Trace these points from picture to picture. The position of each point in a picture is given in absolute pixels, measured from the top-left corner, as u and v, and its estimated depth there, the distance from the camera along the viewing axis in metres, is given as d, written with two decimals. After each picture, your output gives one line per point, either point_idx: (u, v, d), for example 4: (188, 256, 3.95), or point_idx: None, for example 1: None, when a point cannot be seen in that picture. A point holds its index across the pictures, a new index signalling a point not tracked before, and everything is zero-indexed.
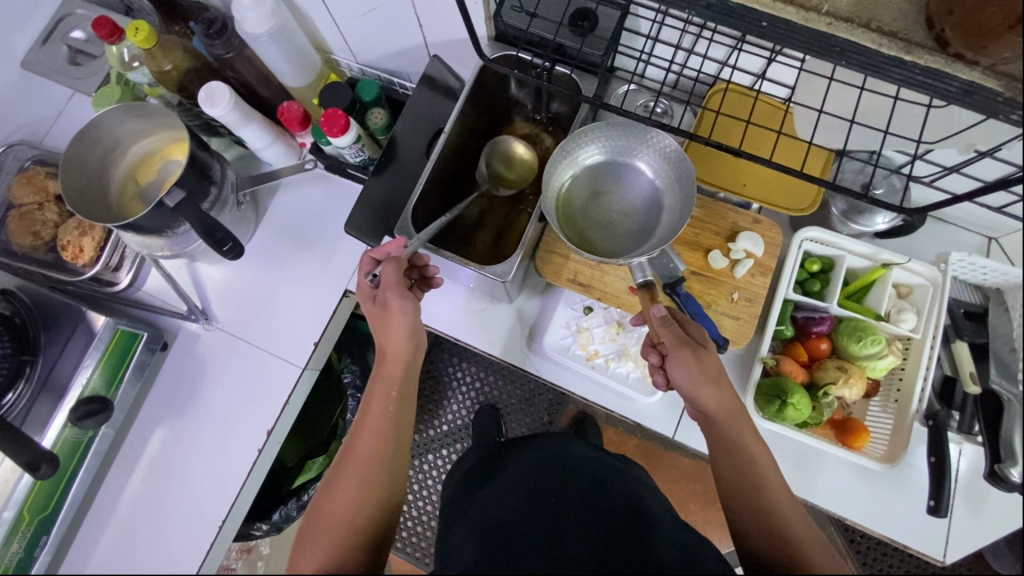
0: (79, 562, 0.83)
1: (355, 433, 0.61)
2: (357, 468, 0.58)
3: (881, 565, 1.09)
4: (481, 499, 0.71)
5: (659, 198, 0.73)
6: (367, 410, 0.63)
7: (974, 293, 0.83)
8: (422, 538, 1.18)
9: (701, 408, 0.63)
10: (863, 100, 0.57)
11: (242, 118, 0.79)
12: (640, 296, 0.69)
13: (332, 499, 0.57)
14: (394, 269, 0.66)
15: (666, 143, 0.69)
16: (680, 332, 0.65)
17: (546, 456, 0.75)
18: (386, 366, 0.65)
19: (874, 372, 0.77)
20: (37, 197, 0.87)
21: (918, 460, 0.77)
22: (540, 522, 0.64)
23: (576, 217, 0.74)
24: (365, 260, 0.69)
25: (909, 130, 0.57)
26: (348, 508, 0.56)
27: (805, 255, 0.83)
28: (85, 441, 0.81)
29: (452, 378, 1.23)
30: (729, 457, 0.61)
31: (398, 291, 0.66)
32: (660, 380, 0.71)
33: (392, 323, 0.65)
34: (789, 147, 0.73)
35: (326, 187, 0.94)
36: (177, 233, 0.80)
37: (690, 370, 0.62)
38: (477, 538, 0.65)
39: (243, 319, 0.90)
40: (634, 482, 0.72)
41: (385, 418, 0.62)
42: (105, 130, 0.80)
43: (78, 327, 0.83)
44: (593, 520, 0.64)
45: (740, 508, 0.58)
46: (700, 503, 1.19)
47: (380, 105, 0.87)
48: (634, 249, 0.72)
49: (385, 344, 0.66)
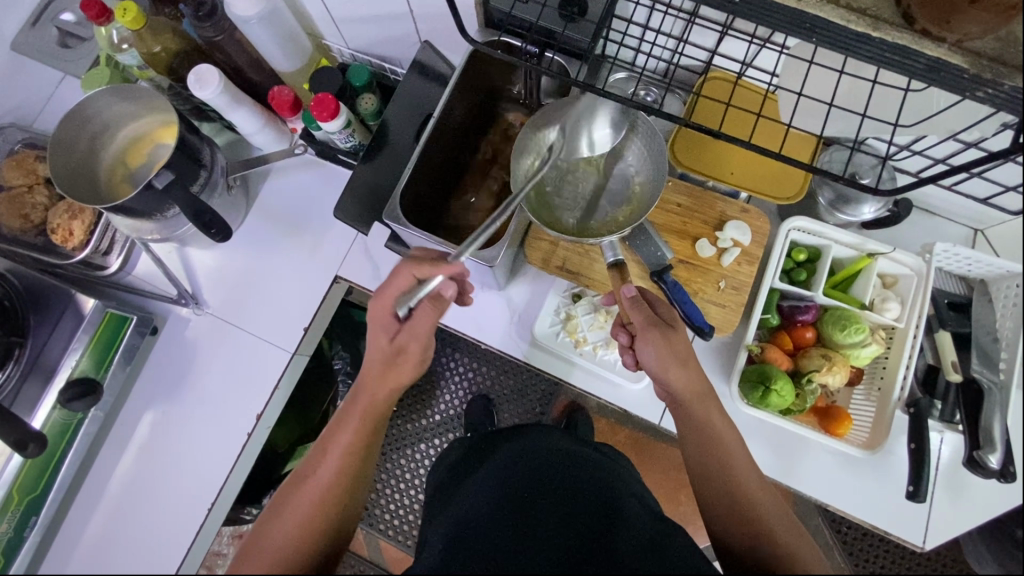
0: (69, 541, 0.83)
1: (316, 457, 0.60)
2: (311, 495, 0.57)
3: (867, 556, 1.11)
4: (462, 493, 0.71)
5: (631, 176, 0.75)
6: (335, 435, 0.61)
7: (958, 283, 0.84)
8: (410, 525, 1.20)
9: (669, 388, 0.64)
10: (842, 83, 0.58)
11: (232, 102, 0.79)
12: (611, 276, 0.71)
13: (275, 527, 0.56)
14: (433, 314, 0.62)
15: (642, 119, 0.71)
16: (650, 313, 0.66)
17: (523, 457, 0.73)
18: (369, 397, 0.62)
19: (857, 361, 0.78)
20: (27, 180, 0.87)
21: (899, 447, 0.78)
22: (508, 526, 0.64)
23: (546, 193, 0.75)
24: (404, 274, 0.62)
25: (887, 114, 0.57)
26: (291, 533, 0.55)
27: (791, 244, 0.83)
28: (75, 423, 0.81)
29: (444, 369, 1.24)
30: (697, 437, 0.63)
31: (425, 338, 0.62)
32: (629, 361, 0.73)
33: (400, 363, 0.62)
34: (772, 134, 0.74)
35: (317, 173, 0.94)
36: (166, 217, 0.80)
37: (658, 349, 0.64)
38: (452, 534, 0.65)
39: (233, 303, 0.91)
40: (613, 479, 0.70)
41: (353, 447, 0.60)
42: (94, 112, 0.80)
43: (67, 310, 0.83)
44: (557, 528, 0.62)
45: (710, 491, 0.60)
46: (689, 493, 1.20)
47: (371, 90, 0.86)
48: (608, 226, 0.74)
49: (377, 377, 0.62)
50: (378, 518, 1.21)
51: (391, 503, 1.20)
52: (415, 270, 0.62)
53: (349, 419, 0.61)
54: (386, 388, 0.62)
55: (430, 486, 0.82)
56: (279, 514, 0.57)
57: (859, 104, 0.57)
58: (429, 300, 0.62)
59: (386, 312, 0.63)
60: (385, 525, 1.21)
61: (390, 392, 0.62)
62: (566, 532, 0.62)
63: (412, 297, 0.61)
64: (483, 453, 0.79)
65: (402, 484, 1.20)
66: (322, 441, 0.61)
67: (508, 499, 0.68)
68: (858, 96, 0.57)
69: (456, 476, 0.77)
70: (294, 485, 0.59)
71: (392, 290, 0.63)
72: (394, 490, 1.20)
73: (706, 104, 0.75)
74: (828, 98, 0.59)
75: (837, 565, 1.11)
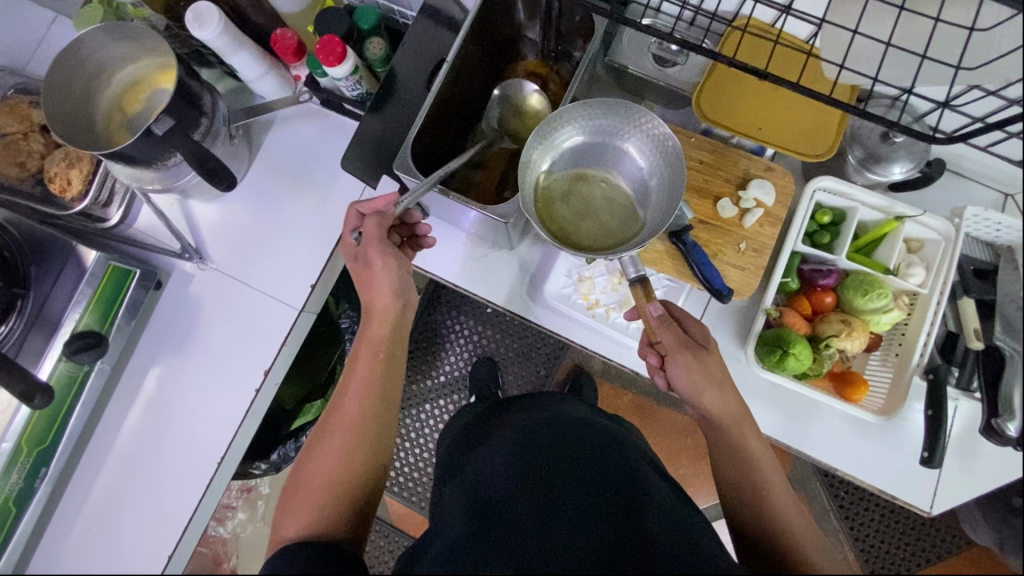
0: (80, 493, 0.84)
1: (340, 393, 0.64)
2: (346, 426, 0.61)
3: (862, 520, 1.12)
4: (475, 460, 0.68)
5: (646, 183, 0.71)
6: (352, 369, 0.65)
7: (985, 250, 0.81)
8: (419, 482, 1.21)
9: (703, 410, 0.65)
10: (903, 22, 0.56)
11: (232, 44, 0.75)
12: (634, 292, 0.69)
13: (318, 458, 0.60)
14: (378, 223, 0.65)
15: (654, 125, 0.67)
16: (680, 333, 0.67)
17: (541, 423, 0.72)
18: (371, 324, 0.67)
19: (877, 327, 0.77)
20: (21, 126, 0.83)
21: (914, 413, 0.77)
22: (535, 501, 0.60)
23: (557, 206, 0.73)
24: (352, 213, 0.68)
25: (950, 56, 0.55)
26: (333, 462, 0.59)
27: (816, 206, 0.80)
28: (80, 376, 0.80)
29: (449, 331, 1.23)
30: (731, 458, 0.62)
31: (381, 247, 0.66)
32: (660, 381, 0.71)
33: (375, 280, 0.67)
34: (818, 81, 0.69)
35: (322, 124, 0.90)
36: (168, 165, 0.77)
37: (688, 369, 0.65)
38: (469, 507, 0.60)
39: (238, 259, 0.88)
40: (630, 448, 0.68)
41: (373, 377, 0.64)
42: (88, 53, 0.76)
43: (69, 262, 0.80)
44: (583, 489, 0.60)
45: (727, 469, 0.62)
46: (691, 457, 1.21)
47: (378, 34, 0.82)
48: (622, 237, 0.71)
49: (370, 302, 0.68)
50: None
51: (396, 460, 1.21)
52: (359, 205, 0.68)
53: (362, 351, 0.66)
54: (384, 314, 0.67)
55: (440, 450, 0.82)
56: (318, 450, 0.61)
57: (918, 42, 0.56)
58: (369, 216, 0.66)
59: (347, 238, 0.69)
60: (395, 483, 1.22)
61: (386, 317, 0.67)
62: (593, 498, 0.59)
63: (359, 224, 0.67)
64: (496, 422, 0.77)
65: (408, 443, 1.21)
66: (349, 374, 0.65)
67: (529, 464, 0.64)
68: (918, 34, 0.56)
69: (467, 443, 0.76)
70: (328, 420, 0.63)
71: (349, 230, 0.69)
72: (400, 448, 1.21)
73: (746, 46, 0.71)
74: (885, 37, 0.57)
75: (832, 527, 1.13)
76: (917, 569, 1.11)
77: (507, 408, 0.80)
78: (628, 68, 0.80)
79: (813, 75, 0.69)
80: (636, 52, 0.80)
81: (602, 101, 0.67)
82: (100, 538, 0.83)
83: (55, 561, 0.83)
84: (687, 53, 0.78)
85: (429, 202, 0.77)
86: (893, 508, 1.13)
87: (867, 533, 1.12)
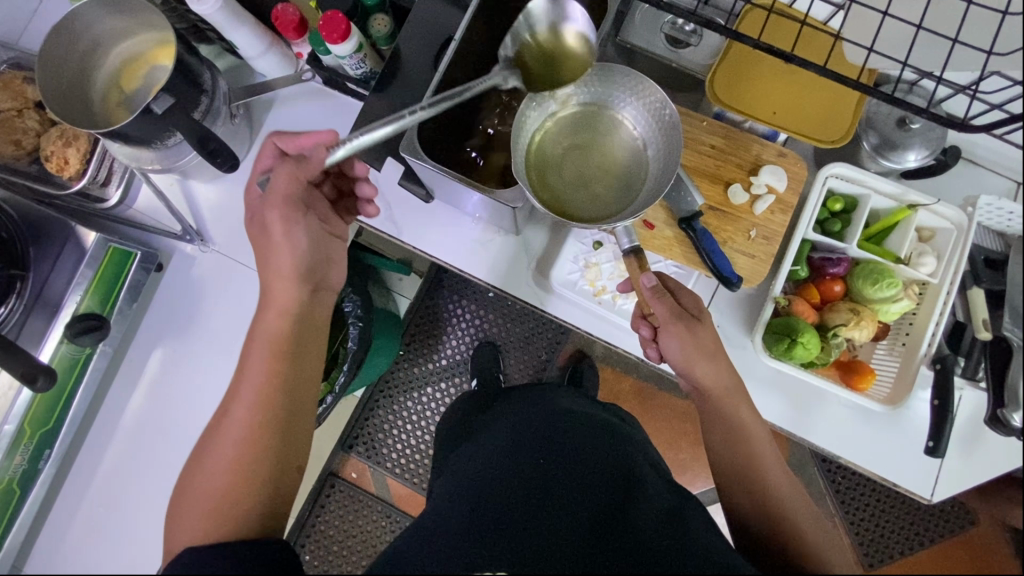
0: (85, 474, 0.84)
1: (230, 396, 0.56)
2: (231, 437, 0.53)
3: (858, 503, 1.13)
4: (471, 455, 0.68)
5: (641, 152, 0.71)
6: (243, 364, 0.57)
7: (996, 239, 0.81)
8: (419, 464, 1.21)
9: (697, 383, 0.64)
10: (937, 3, 0.54)
11: (232, 19, 0.73)
12: (627, 263, 0.68)
13: (205, 470, 0.52)
14: (290, 177, 0.59)
15: (650, 91, 0.66)
16: (673, 304, 0.66)
17: (533, 419, 0.70)
18: (265, 320, 0.59)
19: (885, 316, 0.76)
20: (16, 103, 0.80)
21: (920, 401, 0.78)
22: (523, 492, 0.60)
23: (550, 176, 0.71)
24: (268, 147, 0.63)
25: (982, 42, 0.53)
26: (218, 478, 0.52)
27: (827, 193, 0.79)
28: (83, 358, 0.79)
29: (449, 315, 1.22)
30: (725, 436, 0.62)
31: (281, 207, 0.59)
32: (652, 353, 0.71)
33: (274, 251, 0.60)
34: (842, 64, 0.67)
35: (325, 104, 0.87)
36: (167, 145, 0.75)
37: (682, 341, 0.64)
38: (463, 500, 0.60)
39: (240, 240, 0.87)
40: (630, 447, 0.66)
41: (265, 377, 0.56)
42: (83, 27, 0.74)
43: (67, 243, 0.79)
44: (573, 496, 0.59)
45: (727, 464, 0.61)
46: (691, 440, 1.21)
47: (383, 11, 0.80)
48: (617, 207, 0.70)
49: (269, 277, 0.60)
50: (384, 456, 1.22)
51: (397, 444, 1.22)
52: (277, 140, 0.62)
53: (254, 352, 0.57)
54: (280, 307, 0.59)
55: (442, 438, 0.83)
56: (205, 457, 0.53)
57: (951, 27, 0.54)
58: (282, 165, 0.60)
59: (253, 189, 0.62)
60: (395, 465, 1.22)
61: (284, 309, 0.59)
62: (585, 506, 0.57)
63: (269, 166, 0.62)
64: (487, 415, 0.77)
65: (407, 426, 1.22)
66: (241, 370, 0.57)
67: (523, 459, 0.64)
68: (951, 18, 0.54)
69: (465, 435, 0.76)
70: (213, 430, 0.55)
71: (261, 168, 0.63)
72: (400, 432, 1.21)
73: (771, 30, 0.70)
74: (916, 20, 0.55)
75: (828, 511, 1.13)
76: (910, 551, 1.13)
77: (501, 399, 0.81)
78: (639, 47, 0.78)
79: (842, 59, 0.67)
80: (648, 32, 0.78)
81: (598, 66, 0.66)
82: (105, 519, 0.83)
83: (60, 542, 0.83)
84: (700, 33, 0.77)
85: (429, 182, 0.76)
86: (888, 492, 1.14)
87: (862, 516, 1.13)
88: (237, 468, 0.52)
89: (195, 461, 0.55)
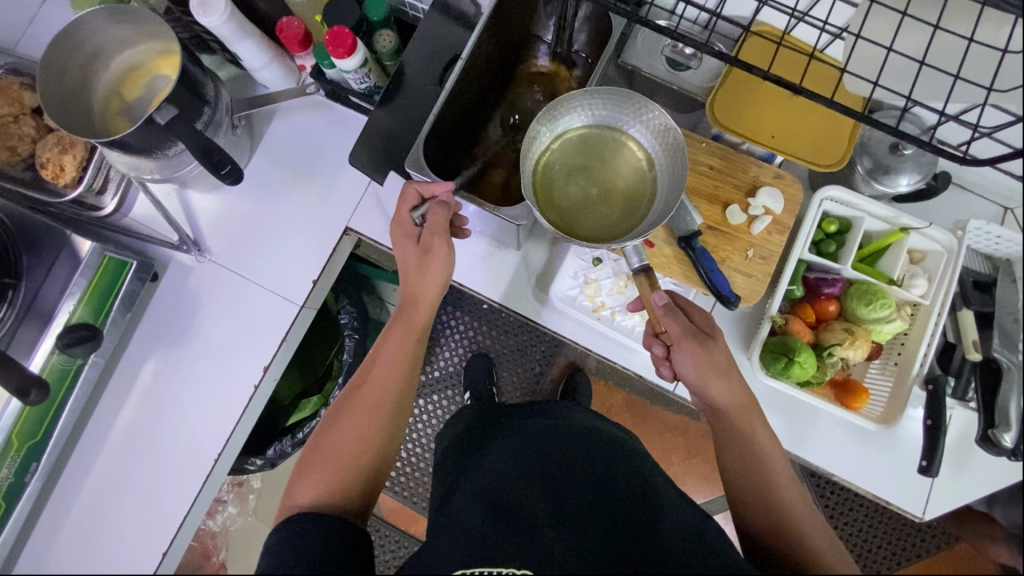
0: (72, 486, 0.82)
1: (368, 368, 0.65)
2: (365, 408, 0.62)
3: (847, 519, 1.14)
4: (487, 458, 0.67)
5: (648, 173, 0.72)
6: (381, 344, 0.67)
7: (983, 262, 0.83)
8: (412, 479, 1.20)
9: (712, 400, 0.65)
10: (938, 39, 0.56)
11: (238, 32, 0.73)
12: (637, 282, 0.69)
13: (337, 429, 0.61)
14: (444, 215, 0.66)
15: (657, 117, 0.67)
16: (685, 321, 0.67)
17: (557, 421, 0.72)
18: (411, 311, 0.67)
19: (879, 336, 0.78)
20: (11, 109, 0.79)
21: (912, 421, 0.79)
22: (546, 492, 0.61)
23: (556, 195, 0.72)
24: (411, 192, 0.67)
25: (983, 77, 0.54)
26: (355, 439, 0.60)
27: (822, 215, 0.81)
28: (73, 369, 0.77)
29: (444, 326, 1.22)
30: (739, 452, 0.62)
31: (444, 237, 0.66)
32: (666, 371, 0.72)
33: (428, 271, 0.66)
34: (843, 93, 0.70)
35: (326, 116, 0.88)
36: (168, 155, 0.75)
37: (695, 358, 0.65)
38: (484, 500, 0.60)
39: (238, 251, 0.86)
40: (639, 460, 0.66)
41: (398, 358, 0.65)
42: (86, 36, 0.73)
43: (62, 252, 0.77)
44: (595, 497, 0.60)
45: (739, 481, 0.61)
46: (682, 455, 1.22)
47: (388, 27, 0.80)
48: (621, 228, 0.71)
49: (415, 291, 0.67)
50: None
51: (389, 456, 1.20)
52: (419, 185, 0.67)
53: (393, 333, 0.67)
54: (426, 308, 0.67)
55: (441, 451, 0.82)
56: (339, 422, 0.61)
57: (953, 63, 0.55)
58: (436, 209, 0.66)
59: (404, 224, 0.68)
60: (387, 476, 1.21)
61: (429, 306, 0.68)
62: (604, 512, 0.58)
63: (420, 207, 0.67)
64: (497, 426, 0.78)
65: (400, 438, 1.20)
66: (377, 349, 0.66)
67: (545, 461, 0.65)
68: (953, 54, 0.56)
69: (470, 446, 0.76)
70: (351, 396, 0.64)
71: (405, 208, 0.68)
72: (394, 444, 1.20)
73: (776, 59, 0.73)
74: (920, 55, 0.57)
75: None
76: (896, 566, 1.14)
77: (506, 413, 0.81)
78: (639, 68, 0.79)
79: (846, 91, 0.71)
80: (648, 53, 0.80)
81: (604, 88, 0.66)
82: (92, 533, 0.82)
83: (45, 556, 0.81)
84: (700, 56, 0.79)
85: None
86: (876, 508, 1.15)
87: (851, 532, 1.14)
88: (362, 434, 0.60)
89: (330, 418, 0.63)
